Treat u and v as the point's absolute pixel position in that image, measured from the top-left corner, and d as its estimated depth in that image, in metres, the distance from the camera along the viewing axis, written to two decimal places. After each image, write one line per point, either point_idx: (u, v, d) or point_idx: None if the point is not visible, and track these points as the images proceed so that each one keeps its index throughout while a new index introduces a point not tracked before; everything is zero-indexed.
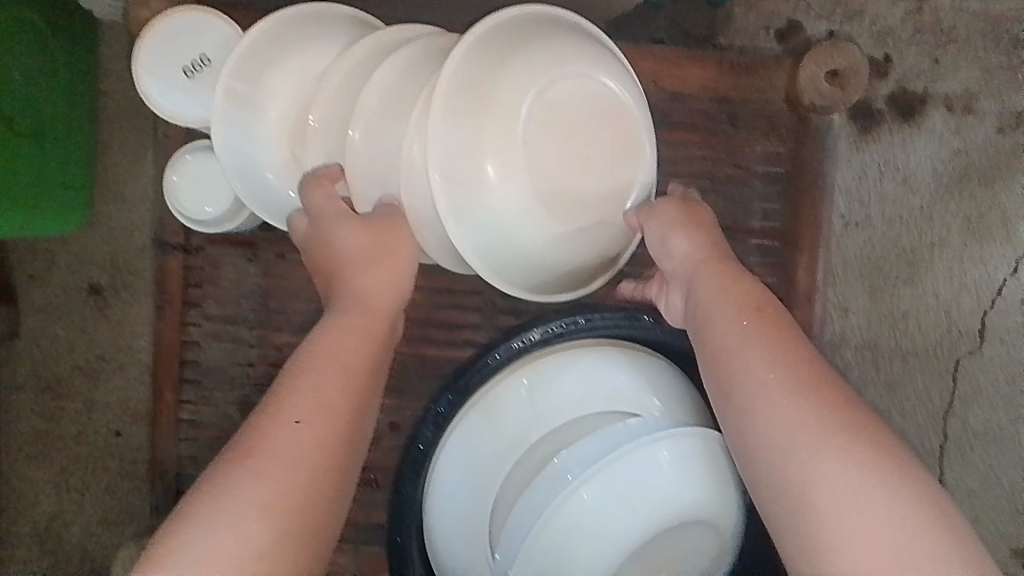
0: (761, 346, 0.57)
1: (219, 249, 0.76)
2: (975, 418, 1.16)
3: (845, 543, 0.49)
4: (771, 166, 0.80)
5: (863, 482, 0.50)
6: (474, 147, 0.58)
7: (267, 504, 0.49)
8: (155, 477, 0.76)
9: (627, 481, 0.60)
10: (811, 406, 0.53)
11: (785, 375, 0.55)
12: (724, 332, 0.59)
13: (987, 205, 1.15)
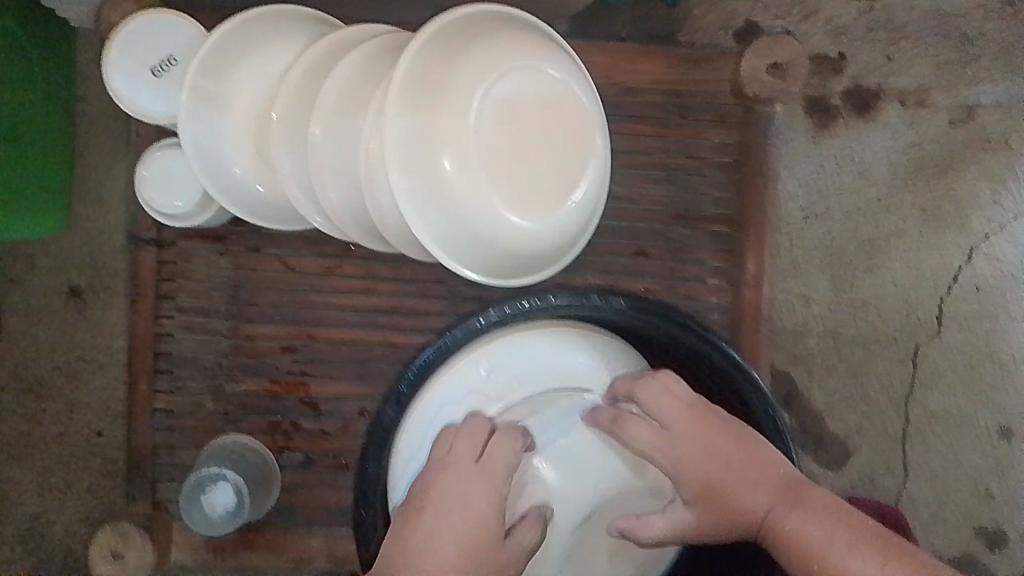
0: (764, 486, 0.65)
1: (191, 244, 0.79)
2: (936, 401, 1.20)
3: None
4: (722, 154, 0.83)
5: (888, 575, 0.59)
6: (430, 140, 0.64)
7: None
8: (132, 466, 0.79)
9: None
10: (828, 525, 0.62)
11: (800, 514, 0.63)
12: (745, 502, 0.66)
13: (943, 196, 1.19)
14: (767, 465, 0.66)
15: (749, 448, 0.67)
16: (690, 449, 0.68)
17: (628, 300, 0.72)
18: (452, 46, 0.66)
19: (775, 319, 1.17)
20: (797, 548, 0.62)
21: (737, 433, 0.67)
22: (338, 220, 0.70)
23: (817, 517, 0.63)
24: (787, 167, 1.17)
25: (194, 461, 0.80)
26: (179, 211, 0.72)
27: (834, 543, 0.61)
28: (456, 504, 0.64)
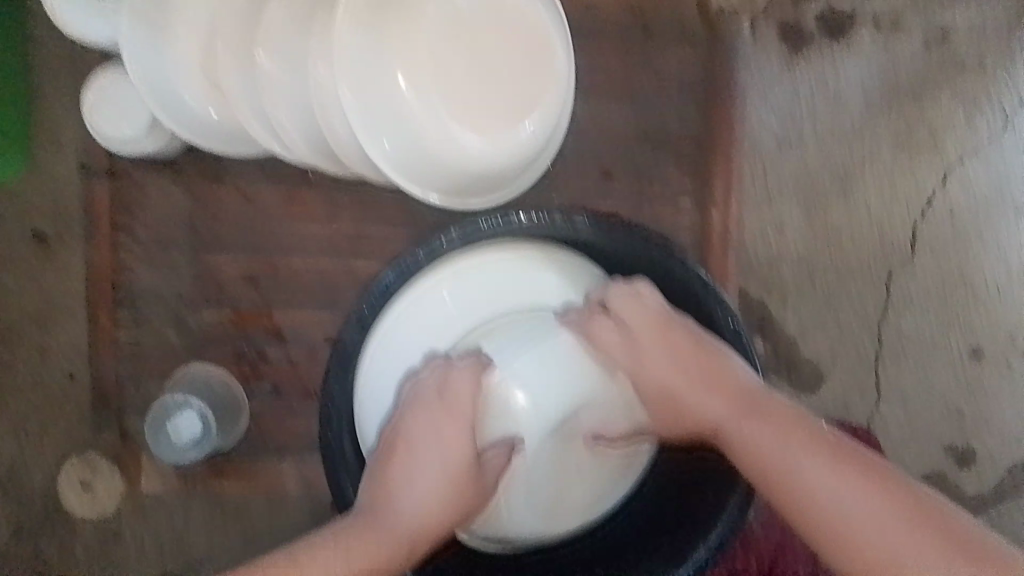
0: (722, 397, 0.67)
1: (145, 174, 0.79)
2: (909, 326, 1.20)
3: (863, 528, 0.58)
4: (688, 71, 0.81)
5: (846, 476, 0.60)
6: (382, 60, 0.65)
7: None
8: (96, 398, 0.79)
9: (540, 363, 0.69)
10: (788, 433, 0.63)
11: (762, 422, 0.64)
12: (703, 411, 0.68)
13: (916, 119, 1.18)
14: (729, 377, 0.67)
15: (712, 360, 0.68)
16: (656, 366, 0.70)
17: (596, 220, 0.70)
18: None
19: (749, 248, 1.17)
20: (751, 457, 0.63)
21: (699, 347, 0.68)
22: (292, 145, 0.66)
23: (774, 425, 0.64)
24: (760, 94, 1.15)
25: (158, 392, 0.80)
26: (128, 135, 0.71)
27: (788, 448, 0.62)
28: (429, 447, 0.66)
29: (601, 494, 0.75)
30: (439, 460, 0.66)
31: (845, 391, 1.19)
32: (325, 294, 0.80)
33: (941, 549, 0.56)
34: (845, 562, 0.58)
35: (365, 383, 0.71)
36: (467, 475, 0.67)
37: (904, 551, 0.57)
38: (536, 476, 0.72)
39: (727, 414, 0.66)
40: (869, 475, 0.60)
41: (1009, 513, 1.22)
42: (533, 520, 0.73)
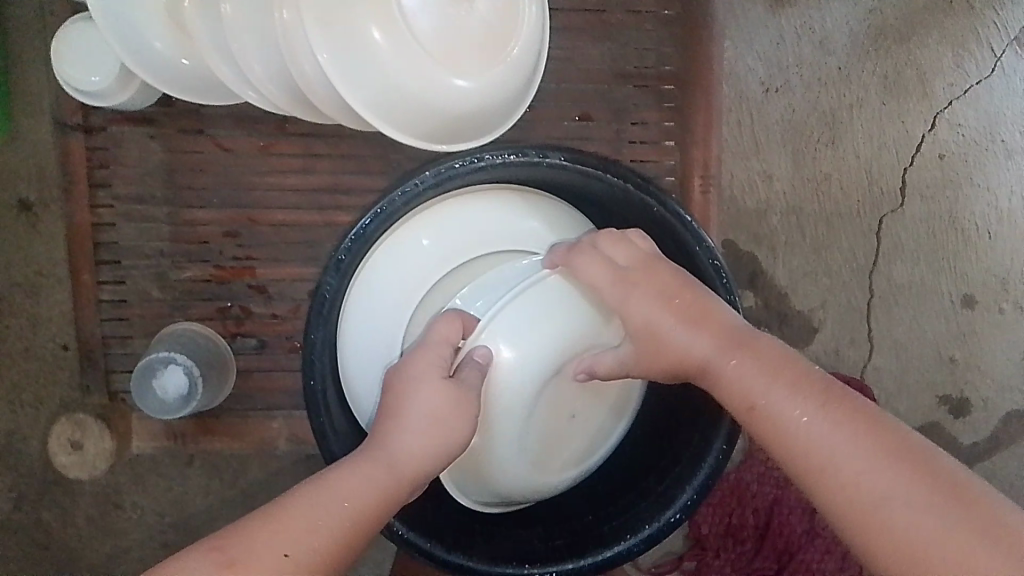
0: (710, 336, 0.64)
1: (120, 128, 0.77)
2: (900, 272, 1.20)
3: (854, 473, 0.54)
4: (664, 9, 0.81)
5: (836, 418, 0.56)
6: (352, 7, 0.62)
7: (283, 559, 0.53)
8: (82, 356, 0.80)
9: (528, 317, 0.68)
10: (777, 373, 0.60)
11: (749, 361, 0.61)
12: (687, 350, 0.64)
13: (904, 62, 1.17)
14: (714, 315, 0.65)
15: (694, 296, 0.66)
16: (641, 306, 0.67)
17: (578, 161, 0.69)
18: None
19: (737, 199, 1.16)
20: (738, 399, 0.61)
21: (681, 288, 0.66)
22: (265, 94, 0.67)
23: (763, 363, 0.60)
24: (745, 40, 1.14)
25: (144, 350, 0.80)
26: (100, 88, 0.71)
27: (776, 390, 0.59)
28: (422, 394, 0.65)
29: (590, 446, 0.78)
30: (432, 403, 0.64)
31: (836, 340, 1.19)
32: (306, 247, 0.80)
33: (931, 491, 0.52)
34: (832, 505, 0.54)
35: (349, 329, 0.71)
36: (462, 421, 0.65)
37: (894, 493, 0.52)
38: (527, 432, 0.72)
39: (713, 348, 0.63)
40: (856, 414, 0.56)
41: (1003, 459, 1.22)
42: (526, 476, 0.73)
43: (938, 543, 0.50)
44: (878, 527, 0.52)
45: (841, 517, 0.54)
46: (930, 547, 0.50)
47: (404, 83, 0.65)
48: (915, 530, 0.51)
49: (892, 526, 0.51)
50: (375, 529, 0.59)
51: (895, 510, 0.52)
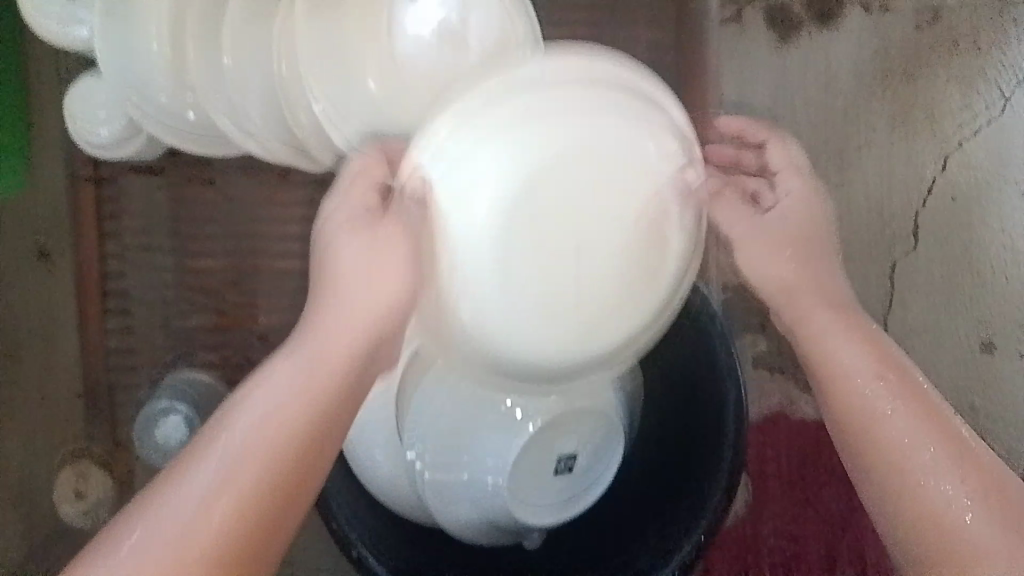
0: (825, 316, 0.62)
1: (129, 178, 0.79)
2: (914, 315, 1.18)
3: (917, 475, 0.52)
4: (659, 55, 0.84)
5: (916, 423, 0.54)
6: (348, 63, 0.67)
7: (210, 511, 0.44)
8: (91, 401, 0.82)
9: (465, 142, 0.56)
10: (874, 357, 0.59)
11: (854, 349, 0.60)
12: (808, 321, 0.63)
13: (911, 101, 1.16)
14: (812, 268, 0.65)
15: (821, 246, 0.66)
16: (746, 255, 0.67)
17: None
18: None
19: None
20: (830, 370, 0.60)
21: (777, 224, 0.67)
22: (264, 143, 0.70)
23: (862, 340, 0.60)
24: (749, 81, 1.13)
25: (148, 398, 0.81)
26: (109, 139, 0.72)
27: (855, 371, 0.59)
28: (341, 250, 0.55)
29: (616, 286, 0.64)
30: (359, 260, 0.54)
31: None
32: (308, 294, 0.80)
33: (974, 494, 0.50)
34: (874, 476, 0.54)
35: None
36: (401, 269, 0.55)
37: (938, 490, 0.51)
38: (516, 253, 0.60)
39: (796, 292, 0.64)
40: (929, 415, 0.55)
41: None
42: (533, 308, 0.63)
43: (967, 546, 0.48)
44: (907, 507, 0.51)
45: (877, 495, 0.53)
46: (958, 545, 0.48)
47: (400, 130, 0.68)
48: (946, 529, 0.49)
49: (926, 518, 0.50)
50: (320, 427, 0.49)
51: (937, 510, 0.50)
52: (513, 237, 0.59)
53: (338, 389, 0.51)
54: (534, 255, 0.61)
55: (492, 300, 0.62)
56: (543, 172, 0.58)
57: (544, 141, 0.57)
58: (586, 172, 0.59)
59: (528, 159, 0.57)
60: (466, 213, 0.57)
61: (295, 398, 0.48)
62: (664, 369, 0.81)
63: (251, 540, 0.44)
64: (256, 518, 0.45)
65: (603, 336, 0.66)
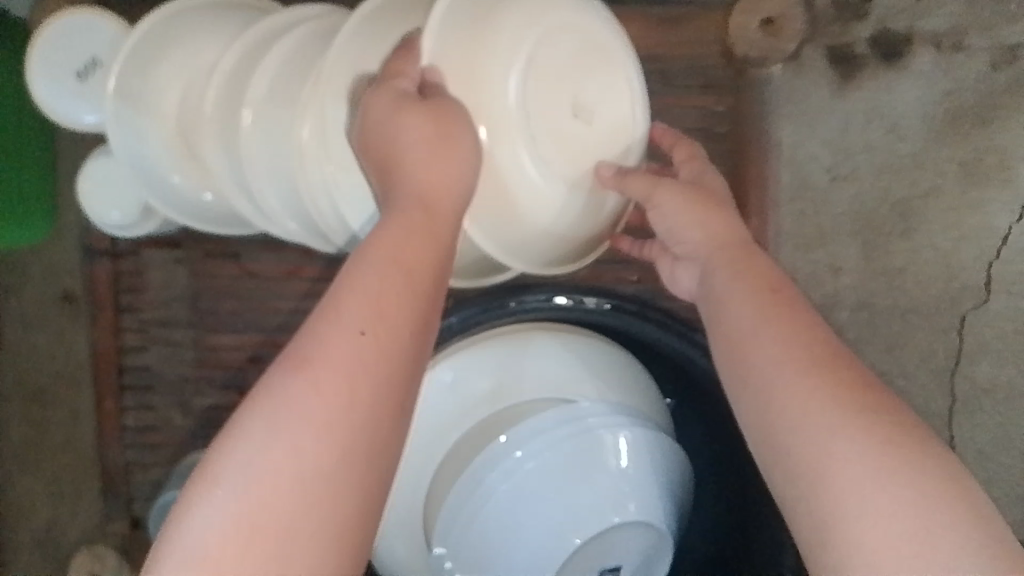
0: (772, 325, 0.53)
1: (148, 252, 0.76)
2: (984, 376, 1.07)
3: (837, 478, 0.45)
4: (713, 127, 0.84)
5: (834, 416, 0.47)
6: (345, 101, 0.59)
7: (327, 423, 0.39)
8: (107, 486, 0.79)
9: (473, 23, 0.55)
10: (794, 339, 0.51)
11: (790, 346, 0.51)
12: (732, 312, 0.55)
13: (984, 148, 1.04)
14: (723, 220, 0.59)
15: (719, 193, 0.62)
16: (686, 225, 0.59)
17: (600, 298, 0.71)
18: (388, 20, 0.60)
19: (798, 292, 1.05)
20: (721, 317, 0.56)
21: (690, 183, 0.61)
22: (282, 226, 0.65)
23: (747, 278, 0.56)
24: (806, 126, 1.04)
25: (167, 477, 0.79)
26: (124, 222, 0.71)
27: (746, 317, 0.54)
28: (405, 126, 0.49)
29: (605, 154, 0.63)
30: (414, 153, 0.49)
31: None
32: None
33: (838, 415, 0.47)
34: (763, 423, 0.50)
35: None
36: (450, 169, 0.50)
37: (835, 450, 0.46)
38: (537, 124, 0.56)
39: (713, 260, 0.58)
40: (816, 352, 0.50)
41: None
42: (553, 178, 0.58)
43: (845, 469, 0.45)
44: (793, 444, 0.48)
45: (769, 447, 0.50)
46: (839, 471, 0.45)
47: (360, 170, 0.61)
48: (828, 459, 0.46)
49: (810, 450, 0.47)
50: (423, 314, 0.45)
51: (827, 439, 0.46)
52: (536, 103, 0.56)
53: (434, 275, 0.46)
54: (554, 127, 0.58)
55: (512, 170, 0.56)
56: (553, 43, 0.57)
57: (548, 19, 0.57)
58: (568, 51, 0.59)
59: (529, 32, 0.56)
60: (483, 79, 0.54)
61: (398, 283, 0.44)
62: (713, 462, 0.75)
63: (373, 446, 0.40)
64: (362, 421, 0.40)
65: (591, 209, 0.63)
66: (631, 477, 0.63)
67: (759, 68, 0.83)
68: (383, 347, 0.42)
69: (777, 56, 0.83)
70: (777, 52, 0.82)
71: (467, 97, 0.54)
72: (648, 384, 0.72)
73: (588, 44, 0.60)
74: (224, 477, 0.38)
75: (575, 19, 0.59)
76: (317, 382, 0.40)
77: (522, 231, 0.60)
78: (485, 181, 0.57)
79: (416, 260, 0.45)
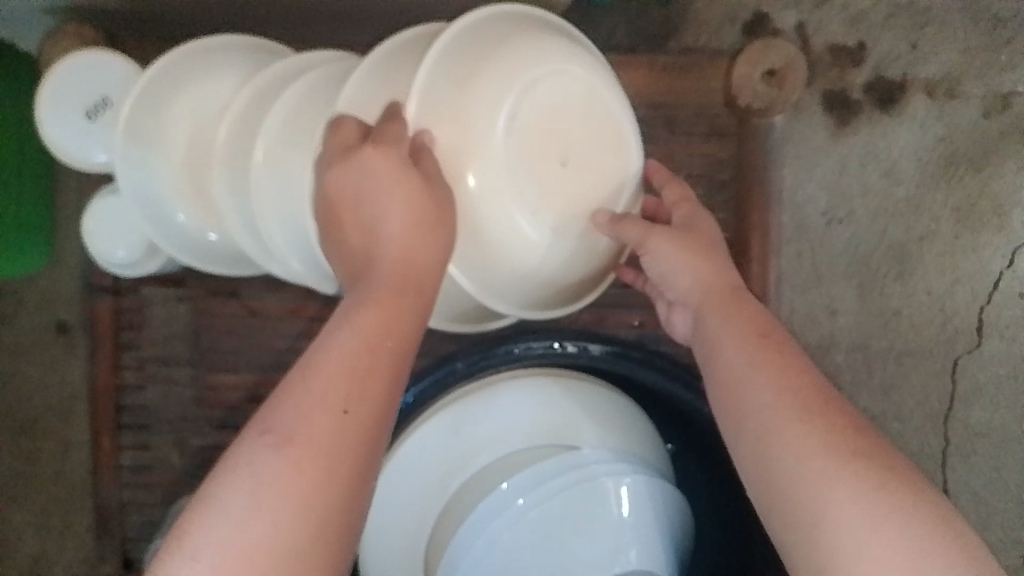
0: (767, 372, 0.53)
1: (151, 289, 0.76)
2: (977, 418, 1.08)
3: (839, 529, 0.46)
4: (716, 172, 0.85)
5: (835, 467, 0.47)
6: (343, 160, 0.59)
7: (300, 496, 0.42)
8: (99, 525, 0.77)
9: (456, 81, 0.56)
10: (789, 385, 0.52)
11: (787, 396, 0.51)
12: (725, 356, 0.55)
13: (978, 193, 1.06)
14: (714, 266, 0.60)
15: (709, 234, 0.63)
16: (681, 271, 0.60)
17: (601, 342, 0.72)
18: (385, 72, 0.60)
19: (796, 334, 1.05)
20: (713, 361, 0.56)
21: (680, 228, 0.62)
22: (286, 264, 0.64)
23: (739, 322, 0.56)
24: (804, 168, 1.04)
25: (162, 517, 0.78)
26: (128, 258, 0.70)
27: (740, 363, 0.54)
28: (386, 199, 0.51)
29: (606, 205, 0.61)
30: (398, 221, 0.51)
31: None
32: None
33: (838, 466, 0.47)
34: (758, 467, 0.51)
35: (373, 523, 0.67)
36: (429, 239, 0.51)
37: (836, 499, 0.46)
38: (525, 179, 0.57)
39: (704, 305, 0.59)
40: (806, 398, 0.51)
41: None
42: (545, 229, 0.58)
43: (846, 522, 0.46)
44: (787, 490, 0.49)
45: (768, 494, 0.50)
46: (836, 518, 0.46)
47: None
48: (820, 509, 0.47)
49: (803, 498, 0.48)
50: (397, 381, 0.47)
51: (821, 489, 0.47)
52: (522, 160, 0.56)
53: (408, 346, 0.49)
54: (542, 184, 0.58)
55: (501, 224, 0.57)
56: (539, 95, 0.56)
57: (534, 72, 0.56)
58: (560, 103, 0.58)
59: (516, 90, 0.56)
60: (470, 138, 0.55)
61: (371, 355, 0.47)
62: (716, 510, 0.75)
63: (342, 514, 0.43)
64: (338, 487, 0.43)
65: (590, 252, 0.62)
66: (631, 525, 0.62)
67: (762, 117, 0.84)
68: (360, 420, 0.45)
69: (779, 106, 0.84)
70: (780, 103, 0.83)
71: (456, 153, 0.55)
72: (650, 429, 0.72)
73: (585, 94, 0.59)
74: (204, 547, 0.41)
75: (569, 70, 0.58)
76: (296, 455, 0.43)
77: (514, 279, 0.60)
78: (472, 233, 0.57)
79: (389, 335, 0.48)
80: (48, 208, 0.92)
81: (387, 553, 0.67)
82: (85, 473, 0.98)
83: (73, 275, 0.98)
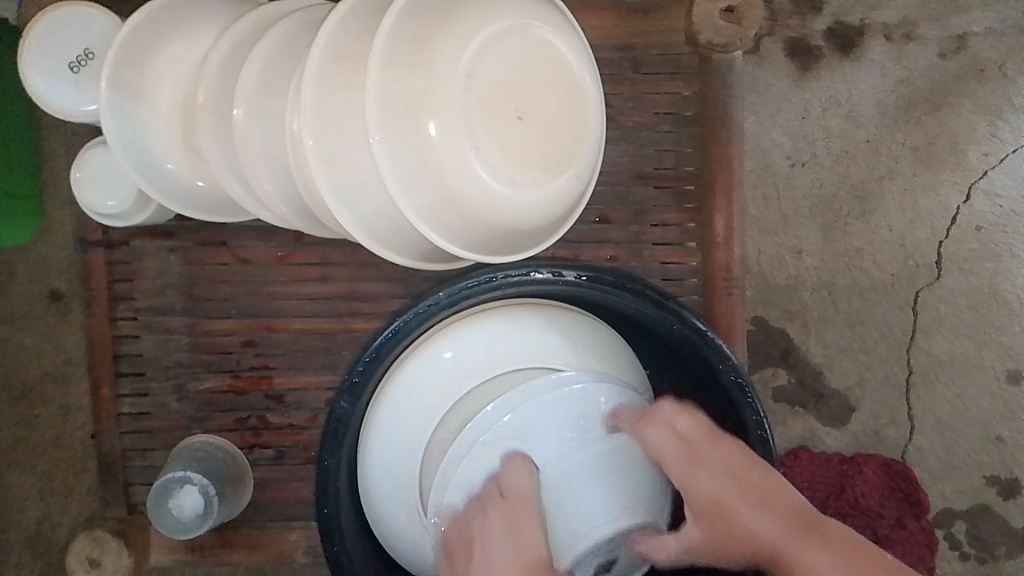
0: (806, 540, 0.64)
1: (141, 242, 0.79)
2: (939, 347, 1.13)
3: None
4: (681, 109, 0.88)
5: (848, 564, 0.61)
6: (325, 108, 0.62)
7: None
8: (103, 471, 0.81)
9: (416, 39, 0.61)
10: (803, 535, 0.64)
11: (796, 525, 0.65)
12: (756, 529, 0.66)
13: (936, 132, 1.11)
14: (749, 487, 0.67)
15: (726, 466, 0.68)
16: (712, 485, 0.68)
17: (579, 269, 0.70)
18: (367, 21, 0.64)
19: (765, 274, 1.10)
20: (756, 545, 0.66)
21: (695, 453, 0.69)
22: (274, 209, 0.67)
23: (752, 499, 0.66)
24: (769, 115, 1.08)
25: (164, 462, 0.82)
26: (118, 210, 0.73)
27: (772, 528, 0.65)
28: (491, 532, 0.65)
29: (569, 147, 0.64)
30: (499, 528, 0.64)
31: (875, 421, 1.12)
32: (324, 355, 0.81)
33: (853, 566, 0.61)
34: None
35: (370, 448, 0.70)
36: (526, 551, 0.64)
37: None
38: (482, 137, 0.61)
39: (733, 529, 0.67)
40: (827, 531, 0.64)
41: None
42: (503, 180, 0.62)
43: None
44: None
45: None
46: None
47: (351, 170, 0.63)
48: None
49: None
50: None
51: None
52: (479, 120, 0.60)
53: None
54: (496, 131, 0.61)
55: (459, 175, 0.61)
56: (491, 48, 0.60)
57: (488, 26, 0.60)
58: (515, 53, 0.61)
59: (469, 45, 0.60)
60: (429, 91, 0.60)
61: None
62: None
63: None
64: None
65: (553, 201, 0.64)
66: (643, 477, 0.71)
67: (723, 55, 0.89)
68: None
69: (739, 44, 0.89)
70: (739, 40, 0.89)
71: (420, 107, 0.60)
72: (628, 355, 0.77)
73: (540, 40, 0.62)
74: None
75: (525, 18, 0.62)
76: None
77: (475, 225, 0.63)
78: (435, 180, 0.61)
79: None
80: (35, 176, 0.95)
81: (385, 477, 0.70)
82: (86, 433, 1.01)
83: (64, 242, 1.00)
